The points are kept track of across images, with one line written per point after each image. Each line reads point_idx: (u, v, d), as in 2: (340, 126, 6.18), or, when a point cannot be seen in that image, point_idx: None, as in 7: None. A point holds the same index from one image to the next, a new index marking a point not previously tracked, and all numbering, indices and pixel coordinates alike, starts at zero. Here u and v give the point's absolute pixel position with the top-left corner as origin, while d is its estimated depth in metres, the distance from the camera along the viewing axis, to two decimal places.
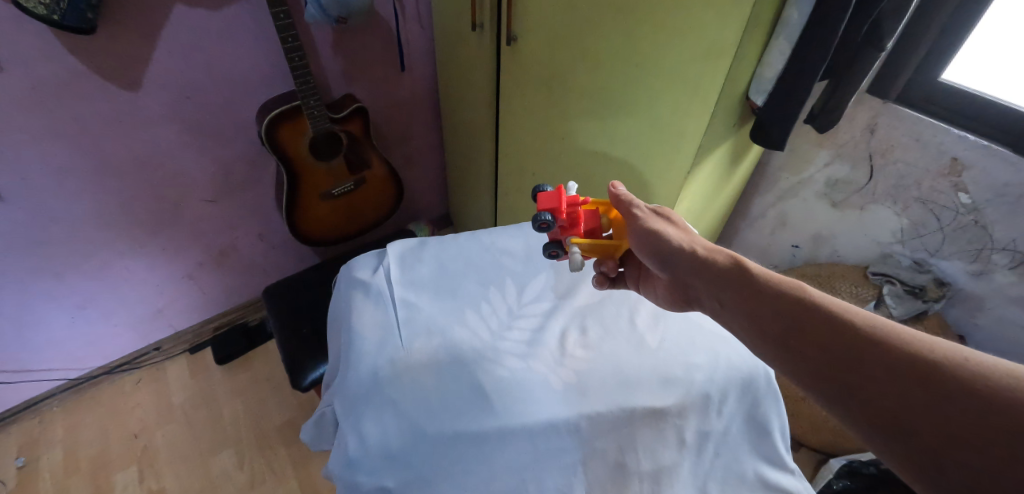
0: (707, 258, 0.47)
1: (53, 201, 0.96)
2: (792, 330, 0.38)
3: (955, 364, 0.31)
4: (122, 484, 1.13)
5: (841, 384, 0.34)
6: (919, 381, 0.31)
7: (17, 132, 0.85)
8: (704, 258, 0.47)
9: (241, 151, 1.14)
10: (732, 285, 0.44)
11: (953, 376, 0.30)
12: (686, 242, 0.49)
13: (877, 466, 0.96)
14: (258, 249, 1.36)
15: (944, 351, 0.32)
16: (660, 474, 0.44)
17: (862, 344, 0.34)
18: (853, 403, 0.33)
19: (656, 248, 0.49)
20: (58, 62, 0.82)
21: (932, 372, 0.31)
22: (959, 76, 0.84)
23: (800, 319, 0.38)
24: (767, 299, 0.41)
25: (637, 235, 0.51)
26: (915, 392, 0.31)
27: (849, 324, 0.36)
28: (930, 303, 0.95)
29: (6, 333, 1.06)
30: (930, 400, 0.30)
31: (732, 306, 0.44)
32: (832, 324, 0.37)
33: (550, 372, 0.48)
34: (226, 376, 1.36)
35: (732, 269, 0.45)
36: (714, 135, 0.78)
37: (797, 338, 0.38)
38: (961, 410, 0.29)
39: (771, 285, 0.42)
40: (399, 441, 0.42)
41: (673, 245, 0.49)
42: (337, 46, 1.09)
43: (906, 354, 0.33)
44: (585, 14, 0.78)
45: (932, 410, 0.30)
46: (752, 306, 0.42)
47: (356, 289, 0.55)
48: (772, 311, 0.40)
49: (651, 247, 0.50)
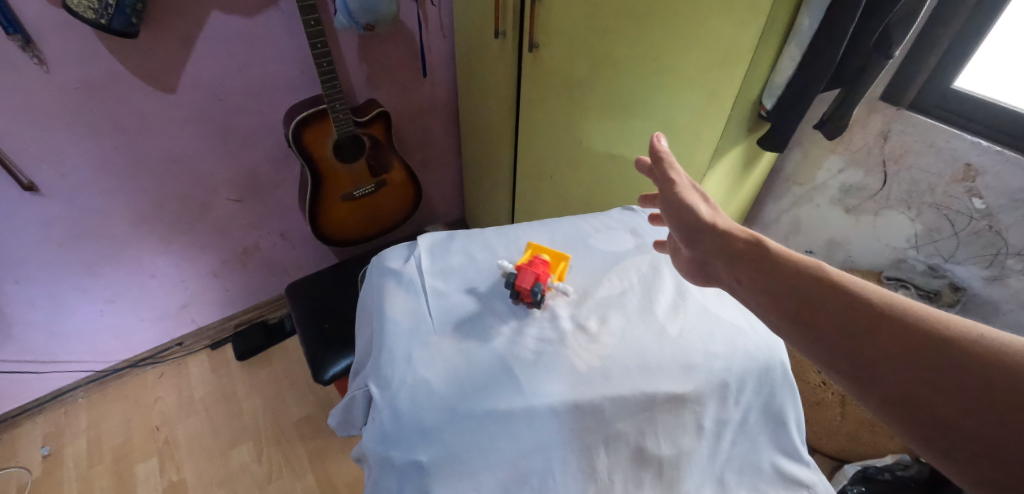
0: (727, 236, 0.48)
1: (89, 196, 1.00)
2: (809, 305, 0.38)
3: (969, 339, 0.32)
4: (144, 474, 1.16)
5: (858, 360, 0.34)
6: (933, 354, 0.32)
7: (58, 129, 0.89)
8: (724, 235, 0.48)
9: (269, 152, 1.19)
10: (749, 263, 0.44)
11: (971, 351, 0.31)
12: (712, 219, 0.50)
13: (891, 472, 0.99)
14: (280, 248, 1.40)
15: (959, 327, 0.32)
16: (678, 459, 0.47)
17: (881, 319, 0.35)
18: (865, 373, 0.34)
19: (688, 221, 0.51)
20: (102, 63, 0.87)
21: (947, 349, 0.32)
22: (971, 83, 0.86)
23: (822, 294, 0.38)
24: (782, 276, 0.41)
25: (670, 204, 0.53)
26: (929, 364, 0.32)
27: (865, 300, 0.36)
28: (945, 308, 0.96)
29: (37, 323, 1.10)
30: (941, 373, 0.31)
31: (748, 284, 0.43)
32: (851, 300, 0.37)
33: (574, 355, 0.49)
34: (246, 372, 1.39)
35: (749, 247, 0.45)
36: (728, 139, 0.80)
37: (811, 315, 0.38)
38: (975, 382, 0.30)
39: (789, 264, 0.42)
40: (431, 418, 0.44)
41: (699, 219, 0.50)
42: (363, 53, 1.14)
43: (925, 332, 0.33)
44: (605, 22, 0.81)
45: (948, 383, 0.31)
46: (773, 282, 0.41)
47: (389, 278, 0.57)
48: (788, 287, 0.40)
49: (679, 217, 0.52)
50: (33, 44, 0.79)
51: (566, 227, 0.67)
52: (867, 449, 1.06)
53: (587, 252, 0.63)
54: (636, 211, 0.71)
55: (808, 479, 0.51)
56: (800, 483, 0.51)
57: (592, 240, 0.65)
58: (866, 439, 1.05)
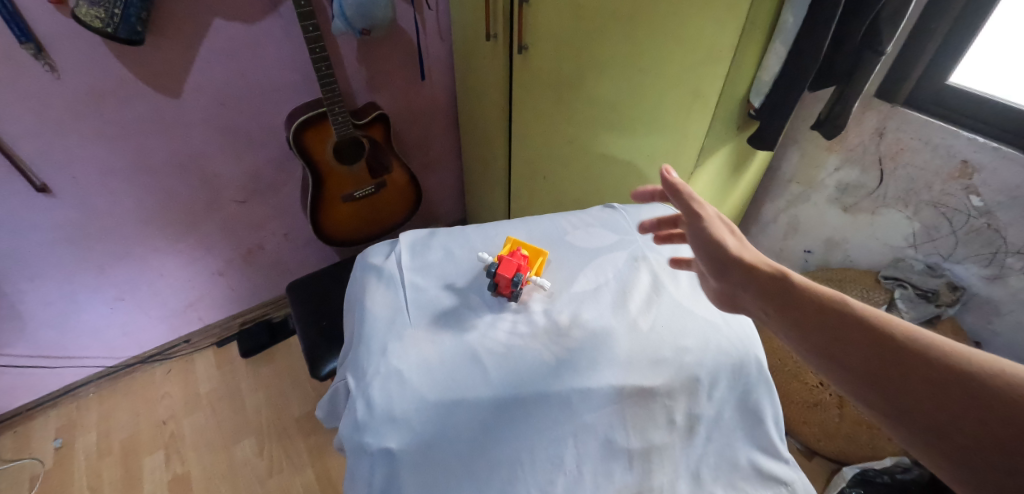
0: (752, 268, 0.47)
1: (98, 198, 1.04)
2: (834, 340, 0.38)
3: (1000, 378, 0.31)
4: (150, 467, 1.20)
5: (880, 390, 0.35)
6: (964, 395, 0.32)
7: (68, 133, 0.93)
8: (748, 267, 0.47)
9: (272, 154, 1.22)
10: (773, 296, 0.44)
11: (1001, 390, 0.31)
12: (738, 252, 0.48)
13: (891, 475, 0.97)
14: (283, 248, 1.43)
15: (991, 366, 0.32)
16: (648, 450, 0.48)
17: (899, 353, 0.35)
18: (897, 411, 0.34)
19: (715, 254, 0.49)
20: (110, 69, 0.91)
21: (978, 389, 0.31)
22: (967, 79, 0.85)
23: (849, 330, 0.38)
24: (806, 310, 0.41)
25: (697, 235, 0.50)
26: (964, 403, 0.31)
27: (891, 336, 0.36)
28: (944, 308, 0.93)
29: (50, 319, 1.14)
30: (973, 412, 0.31)
31: (773, 316, 0.43)
32: (877, 336, 0.37)
33: (544, 348, 0.50)
34: (250, 369, 1.42)
35: (772, 280, 0.45)
36: (716, 137, 0.81)
37: (840, 351, 0.38)
38: (1003, 421, 0.30)
39: (813, 297, 0.42)
40: (403, 406, 0.44)
41: (726, 251, 0.48)
42: (361, 57, 1.16)
43: (943, 365, 0.33)
44: (591, 23, 0.82)
45: (982, 423, 0.30)
46: (799, 317, 0.41)
47: (370, 273, 0.59)
48: (813, 324, 0.40)
49: (707, 250, 0.50)
50: (44, 52, 0.83)
51: (545, 225, 0.68)
52: (865, 451, 1.05)
53: (564, 248, 0.64)
54: (618, 209, 0.71)
55: (786, 476, 0.52)
56: (775, 478, 0.52)
57: (570, 237, 0.66)
58: (864, 441, 1.04)
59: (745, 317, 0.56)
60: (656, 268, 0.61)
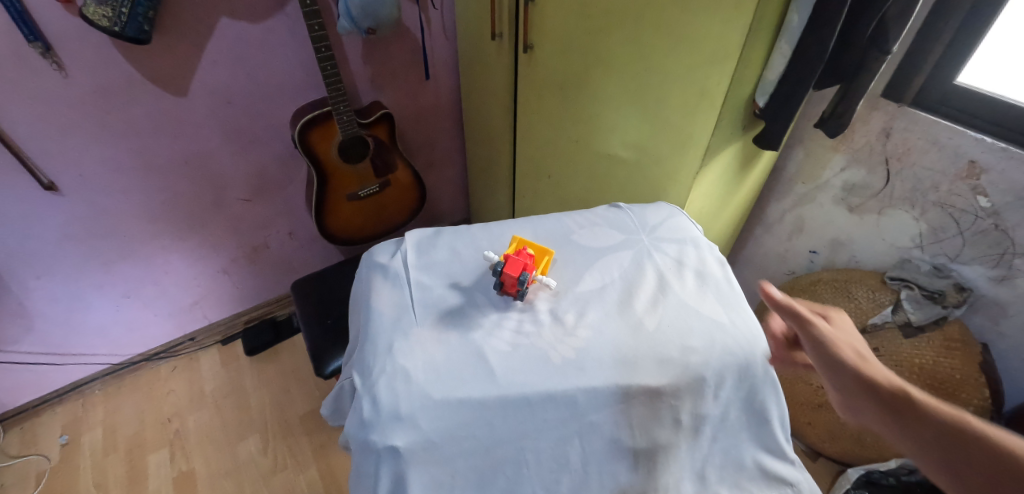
0: (874, 383, 0.43)
1: (105, 196, 1.05)
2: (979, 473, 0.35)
3: None
4: (155, 464, 1.20)
5: None
6: None
7: (75, 131, 0.94)
8: (869, 381, 0.44)
9: (277, 153, 1.23)
10: (898, 417, 0.41)
11: None
12: (855, 362, 0.45)
13: (897, 477, 0.95)
14: (288, 246, 1.44)
15: None
16: (654, 450, 0.49)
17: (1001, 453, 0.35)
18: None
19: (831, 363, 0.46)
20: (117, 68, 0.91)
21: None
22: (975, 79, 0.84)
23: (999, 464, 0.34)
24: (938, 434, 0.38)
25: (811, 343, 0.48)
26: None
27: None
28: (950, 308, 0.93)
29: (57, 316, 1.15)
30: None
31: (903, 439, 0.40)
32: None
33: (550, 348, 0.50)
34: (254, 367, 1.43)
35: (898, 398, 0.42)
36: (721, 137, 0.79)
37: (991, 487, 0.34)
38: None
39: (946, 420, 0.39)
40: (409, 406, 0.44)
41: (842, 359, 0.46)
42: (367, 56, 1.17)
43: None
44: (597, 22, 0.82)
45: None
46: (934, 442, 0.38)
47: (376, 272, 0.59)
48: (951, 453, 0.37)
49: (822, 358, 0.47)
50: (52, 50, 0.84)
51: (550, 224, 0.68)
52: (871, 453, 1.04)
53: (570, 246, 0.64)
54: (624, 209, 0.71)
55: (792, 478, 0.52)
56: (781, 479, 0.52)
57: (576, 236, 0.66)
58: (869, 442, 1.03)
59: (751, 317, 0.56)
60: (662, 267, 0.61)
